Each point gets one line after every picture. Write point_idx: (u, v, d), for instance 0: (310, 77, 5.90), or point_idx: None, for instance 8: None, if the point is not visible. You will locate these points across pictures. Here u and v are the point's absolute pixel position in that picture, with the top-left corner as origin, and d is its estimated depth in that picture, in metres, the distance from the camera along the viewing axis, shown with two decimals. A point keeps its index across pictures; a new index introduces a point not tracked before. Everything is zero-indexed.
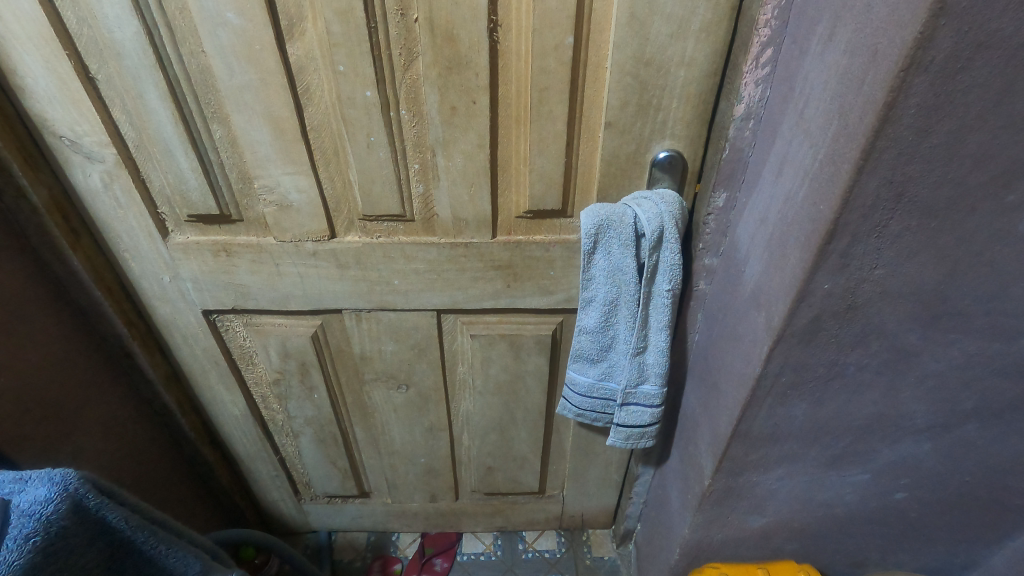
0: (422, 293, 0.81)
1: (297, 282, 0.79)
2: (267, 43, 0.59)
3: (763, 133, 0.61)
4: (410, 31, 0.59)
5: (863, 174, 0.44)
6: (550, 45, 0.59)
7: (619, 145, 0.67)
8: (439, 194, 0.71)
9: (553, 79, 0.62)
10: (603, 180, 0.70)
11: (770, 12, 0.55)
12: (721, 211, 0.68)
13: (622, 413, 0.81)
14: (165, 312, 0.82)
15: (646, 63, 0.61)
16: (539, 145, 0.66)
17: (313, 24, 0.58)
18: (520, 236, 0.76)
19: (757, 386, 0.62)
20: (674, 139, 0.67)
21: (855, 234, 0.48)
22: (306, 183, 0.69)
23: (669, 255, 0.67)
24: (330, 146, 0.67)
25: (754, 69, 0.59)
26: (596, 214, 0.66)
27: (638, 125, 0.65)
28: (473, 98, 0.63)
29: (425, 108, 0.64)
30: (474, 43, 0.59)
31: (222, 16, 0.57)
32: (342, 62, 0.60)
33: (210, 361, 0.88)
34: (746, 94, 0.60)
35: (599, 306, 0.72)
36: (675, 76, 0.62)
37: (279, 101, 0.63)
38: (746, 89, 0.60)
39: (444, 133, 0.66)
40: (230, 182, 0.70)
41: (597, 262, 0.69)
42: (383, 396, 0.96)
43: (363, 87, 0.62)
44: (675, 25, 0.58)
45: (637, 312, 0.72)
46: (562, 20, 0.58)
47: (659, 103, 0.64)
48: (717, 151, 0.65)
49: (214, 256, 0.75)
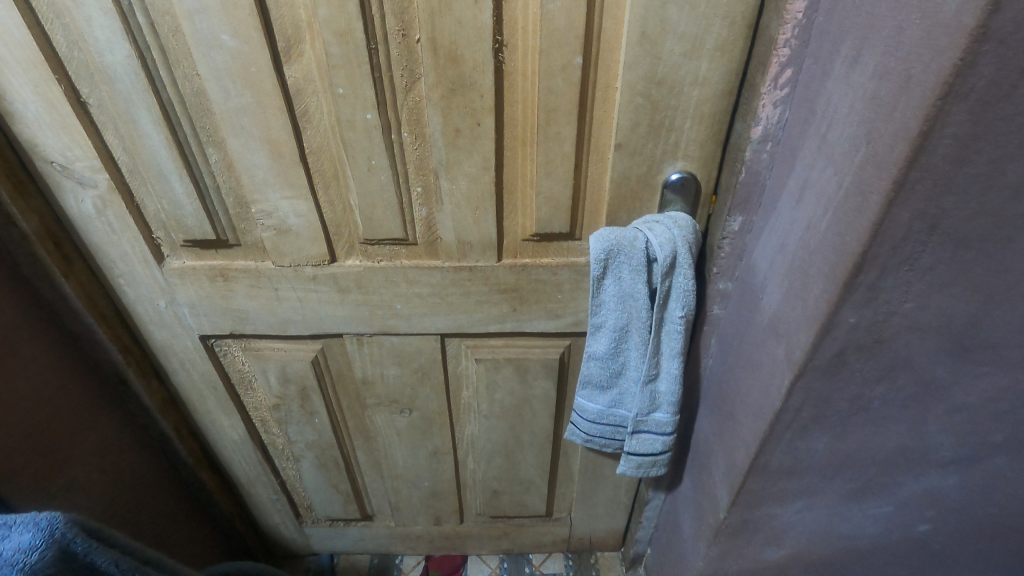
0: (426, 317, 0.79)
1: (297, 306, 0.77)
2: (264, 64, 0.57)
3: (782, 157, 0.57)
4: (412, 52, 0.57)
5: (894, 206, 0.42)
6: (557, 65, 0.57)
7: (629, 166, 0.64)
8: (442, 217, 0.69)
9: (561, 100, 0.59)
10: (612, 203, 0.67)
11: (790, 31, 0.52)
12: (737, 235, 0.65)
13: (633, 441, 0.78)
14: (162, 338, 0.80)
15: (657, 84, 0.58)
16: (546, 167, 0.64)
17: (311, 45, 0.56)
18: (526, 260, 0.73)
19: (777, 421, 0.59)
20: (687, 161, 0.64)
21: (884, 267, 0.45)
22: (305, 208, 0.67)
23: (682, 281, 0.65)
24: (330, 169, 0.65)
25: (772, 90, 0.55)
26: (605, 238, 0.64)
27: (649, 145, 0.63)
28: (478, 119, 0.61)
29: (427, 129, 0.62)
30: (479, 64, 0.57)
31: (217, 38, 0.55)
32: (342, 84, 0.58)
33: (208, 386, 0.86)
34: (764, 115, 0.56)
35: (608, 332, 0.70)
36: (688, 96, 0.59)
37: (277, 124, 0.61)
38: (764, 110, 0.56)
39: (448, 156, 0.63)
40: (227, 207, 0.68)
41: (605, 287, 0.67)
42: (385, 419, 0.94)
43: (363, 109, 0.59)
44: (689, 43, 0.56)
45: (649, 338, 0.69)
46: (571, 39, 0.55)
47: (671, 124, 0.61)
48: (732, 174, 0.62)
49: (211, 281, 0.73)
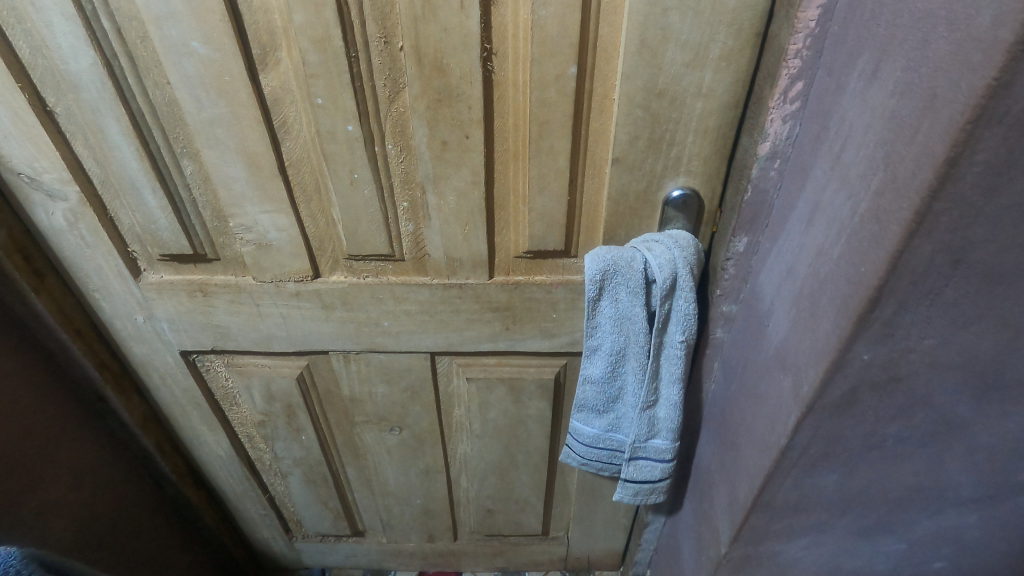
0: (414, 335, 0.75)
1: (280, 323, 0.74)
2: (238, 73, 0.53)
3: (791, 176, 0.52)
4: (395, 60, 0.53)
5: (915, 238, 0.38)
6: (550, 75, 0.53)
7: (628, 182, 0.60)
8: (430, 233, 0.65)
9: (554, 112, 0.55)
10: (609, 220, 0.63)
11: (801, 41, 0.47)
12: (742, 256, 0.60)
13: (630, 467, 0.75)
14: (142, 353, 0.77)
15: (658, 95, 0.54)
16: (539, 182, 0.60)
17: (288, 53, 0.53)
18: (520, 277, 0.70)
19: (783, 458, 0.55)
20: (689, 177, 0.60)
21: (903, 301, 0.41)
22: (286, 222, 0.64)
23: (682, 304, 0.61)
24: (311, 183, 0.62)
25: (780, 105, 0.50)
26: (600, 258, 0.60)
27: (649, 160, 0.59)
28: (466, 132, 0.57)
29: (413, 142, 0.58)
30: (466, 73, 0.53)
31: (187, 45, 0.51)
32: (321, 94, 0.54)
33: (190, 402, 0.83)
34: (772, 131, 0.52)
35: (604, 355, 0.67)
36: (690, 108, 0.55)
37: (254, 135, 0.57)
38: (771, 126, 0.52)
39: (435, 169, 0.60)
40: (204, 220, 0.64)
41: (601, 308, 0.63)
42: (375, 437, 0.91)
43: (344, 121, 0.56)
44: (692, 53, 0.52)
45: (648, 363, 0.66)
46: (564, 48, 0.51)
47: (672, 138, 0.57)
48: (737, 191, 0.57)
49: (190, 296, 0.70)
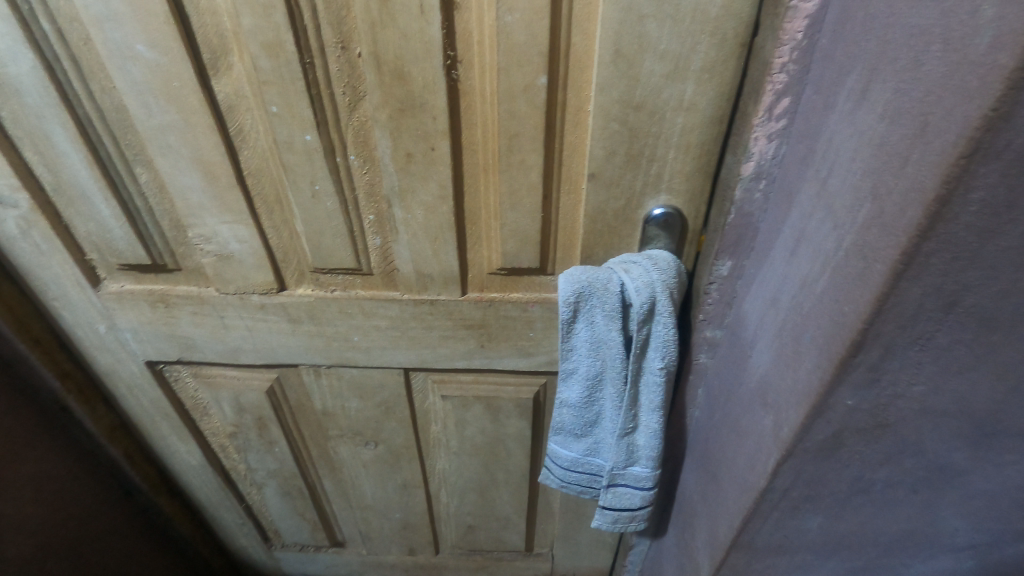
0: (386, 351, 0.72)
1: (246, 335, 0.71)
2: (187, 78, 0.50)
3: (777, 199, 0.48)
4: (354, 67, 0.50)
5: (902, 279, 0.34)
6: (519, 86, 0.49)
7: (606, 199, 0.56)
8: (398, 247, 0.62)
9: (524, 124, 0.51)
10: (587, 238, 0.60)
11: (787, 54, 0.43)
12: (726, 280, 0.56)
13: (608, 495, 0.71)
14: (106, 362, 0.74)
15: (635, 109, 0.50)
16: (511, 198, 0.56)
17: (240, 58, 0.49)
18: (494, 294, 0.66)
19: (762, 500, 0.51)
20: (671, 195, 0.56)
21: (890, 345, 0.37)
22: (247, 233, 0.61)
23: (661, 329, 0.57)
24: (272, 194, 0.59)
25: (765, 121, 0.46)
26: (575, 278, 0.56)
27: (627, 177, 0.55)
28: (431, 144, 0.53)
29: (376, 153, 0.55)
30: (429, 82, 0.49)
31: (132, 49, 0.48)
32: (275, 103, 0.51)
33: (159, 412, 0.81)
34: (757, 149, 0.48)
35: (580, 379, 0.63)
36: (671, 123, 0.51)
37: (208, 144, 0.54)
38: (756, 144, 0.48)
39: (400, 182, 0.56)
40: (162, 230, 0.61)
41: (576, 331, 0.59)
42: (350, 451, 0.88)
43: (301, 130, 0.53)
44: (671, 64, 0.48)
45: (625, 390, 0.62)
46: (533, 56, 0.47)
47: (652, 154, 0.53)
48: (721, 212, 0.53)
49: (151, 307, 0.68)
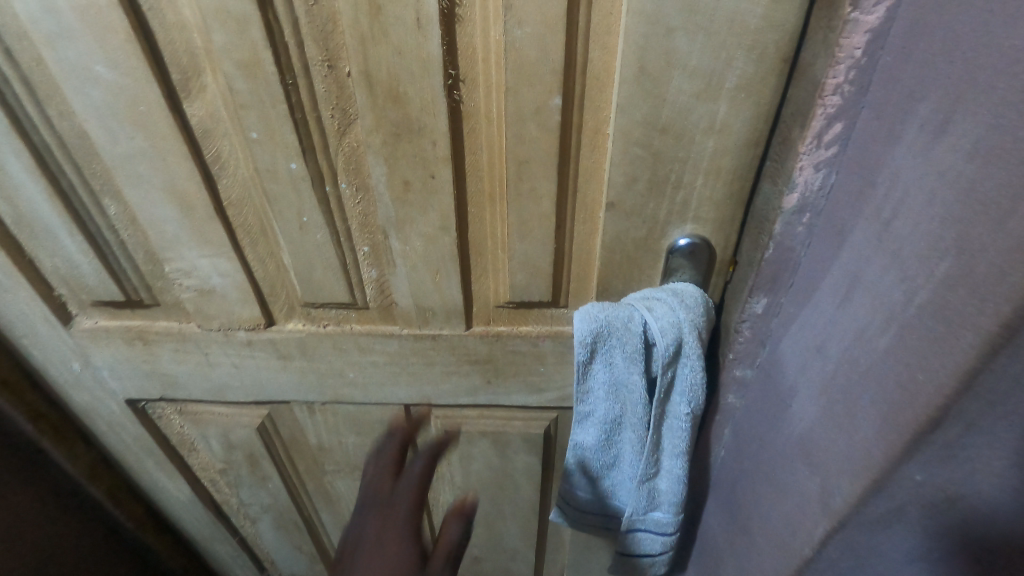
0: (384, 387, 0.66)
1: (232, 372, 0.65)
2: (154, 101, 0.44)
3: (823, 235, 0.42)
4: (343, 87, 0.44)
5: (1002, 354, 0.28)
6: (529, 107, 0.43)
7: (625, 229, 0.51)
8: (396, 280, 0.56)
9: (535, 149, 0.46)
10: (604, 270, 0.54)
11: (843, 74, 0.37)
12: (760, 319, 0.50)
13: (627, 539, 0.65)
14: (83, 400, 0.69)
15: (661, 131, 0.44)
16: (520, 229, 0.51)
17: (213, 79, 0.44)
18: (502, 328, 0.61)
19: (806, 569, 0.46)
20: (698, 224, 0.50)
21: (975, 423, 0.32)
22: (229, 267, 0.55)
23: (688, 371, 0.52)
24: (255, 225, 0.53)
25: (813, 149, 0.40)
26: (592, 317, 0.51)
27: (650, 205, 0.49)
28: (431, 171, 0.48)
29: (370, 181, 0.49)
30: (428, 104, 0.44)
31: (90, 70, 0.43)
32: (255, 128, 0.45)
33: (143, 449, 0.76)
34: (801, 180, 0.41)
35: (598, 422, 0.58)
36: (701, 146, 0.45)
37: (182, 173, 0.49)
38: (800, 173, 0.41)
39: (396, 212, 0.51)
40: (136, 264, 0.56)
41: (592, 372, 0.54)
42: (348, 485, 0.82)
43: (285, 157, 0.47)
44: (703, 82, 0.42)
45: (647, 435, 0.56)
46: (546, 75, 0.42)
47: (678, 180, 0.47)
48: (756, 246, 0.47)
49: (129, 344, 0.62)
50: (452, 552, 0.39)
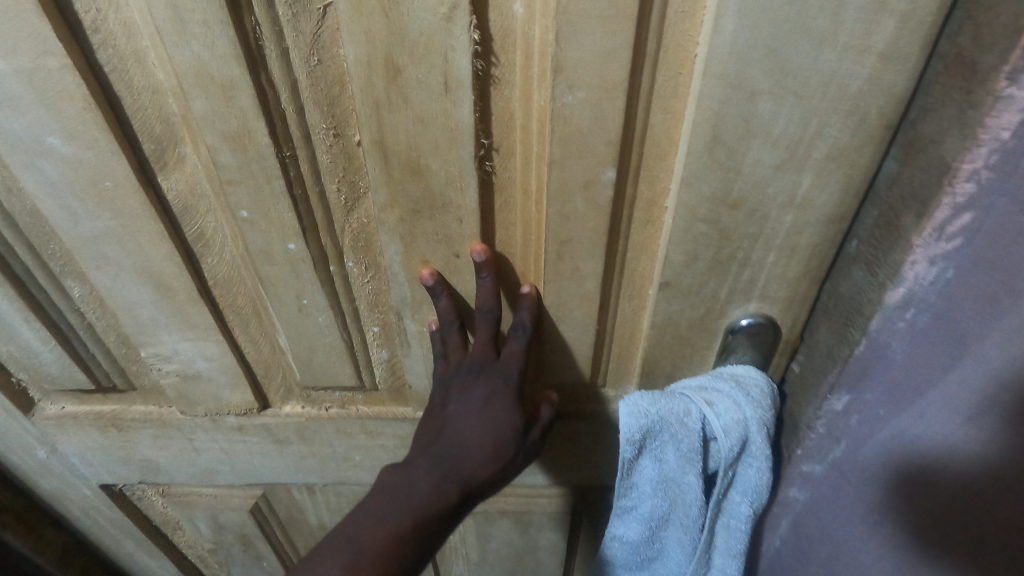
0: None
1: (221, 457, 0.58)
2: (122, 176, 0.37)
3: (932, 337, 0.36)
4: (352, 157, 0.37)
5: None
6: (577, 182, 0.36)
7: (679, 309, 0.44)
8: (410, 363, 0.49)
9: (581, 227, 0.38)
10: (651, 351, 0.47)
11: (984, 157, 0.30)
12: (839, 417, 0.42)
13: None
14: (54, 486, 0.62)
15: (731, 206, 0.37)
16: (558, 310, 0.44)
17: (193, 149, 0.36)
18: None
19: None
20: (764, 303, 0.43)
21: None
22: (216, 350, 0.48)
23: (753, 470, 0.45)
24: (247, 305, 0.45)
25: (929, 242, 0.33)
26: (643, 409, 0.44)
27: (710, 284, 0.42)
28: (455, 249, 0.40)
29: (382, 259, 0.42)
30: (454, 178, 0.36)
31: (41, 142, 0.35)
32: (245, 205, 0.37)
33: (121, 532, 0.68)
34: (912, 272, 0.34)
35: (641, 518, 0.50)
36: (776, 222, 0.38)
37: (158, 254, 0.41)
38: (911, 267, 0.34)
39: (413, 293, 0.43)
40: (106, 349, 0.48)
41: (640, 467, 0.47)
42: None
43: (281, 237, 0.39)
44: (787, 153, 0.35)
45: (700, 536, 0.49)
46: (599, 146, 0.34)
47: (746, 258, 0.40)
48: (840, 339, 0.40)
49: (101, 432, 0.54)
50: (545, 427, 0.47)
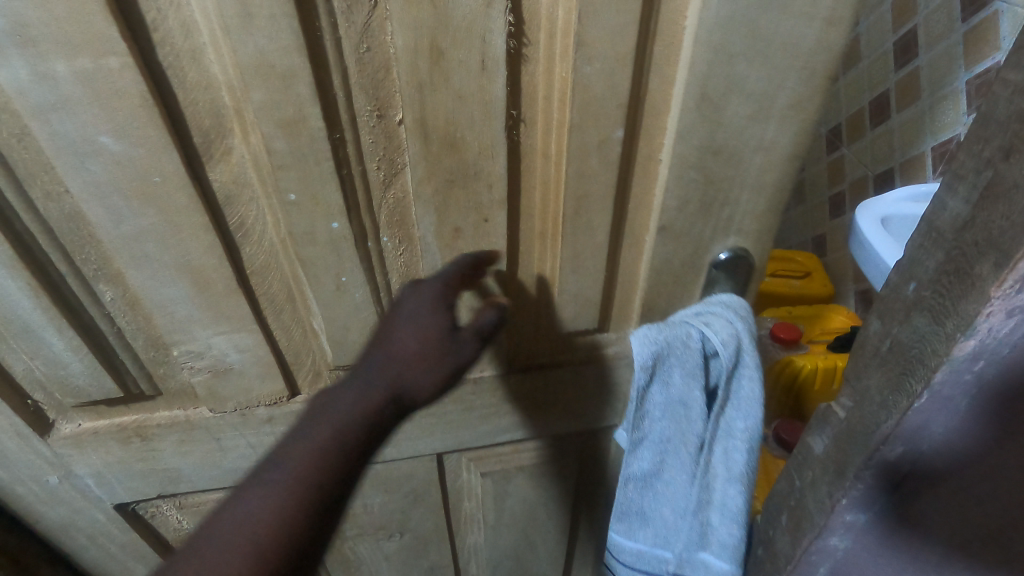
0: (417, 440, 0.63)
1: (247, 454, 0.58)
2: (172, 171, 0.38)
3: (993, 382, 0.35)
4: (392, 137, 0.41)
5: None
6: (592, 143, 0.42)
7: (673, 250, 0.51)
8: None
9: (595, 184, 0.45)
10: (649, 292, 0.54)
11: None
12: (890, 463, 0.40)
13: None
14: (61, 515, 0.59)
15: (714, 153, 0.45)
16: (573, 262, 0.50)
17: (242, 140, 0.39)
18: (542, 361, 0.59)
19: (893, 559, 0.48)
20: (740, 237, 0.52)
21: None
22: (250, 341, 0.49)
23: (747, 384, 0.53)
24: (282, 291, 0.48)
25: (1009, 293, 0.30)
26: (651, 340, 0.51)
27: (697, 225, 0.50)
28: (484, 214, 0.45)
29: (415, 231, 0.46)
30: (487, 147, 0.41)
31: (92, 142, 0.36)
32: (293, 189, 0.40)
33: (133, 555, 0.66)
34: (986, 326, 0.31)
35: (652, 443, 0.57)
36: (748, 165, 0.46)
37: (200, 247, 0.42)
38: (987, 320, 0.31)
39: (443, 261, 0.48)
40: (135, 353, 0.48)
41: (650, 394, 0.54)
42: (370, 547, 0.77)
43: (326, 217, 0.42)
44: (756, 105, 0.43)
45: (704, 455, 0.55)
46: (611, 109, 0.41)
47: (725, 198, 0.48)
48: (897, 388, 0.37)
49: (122, 444, 0.54)
50: (484, 330, 0.46)
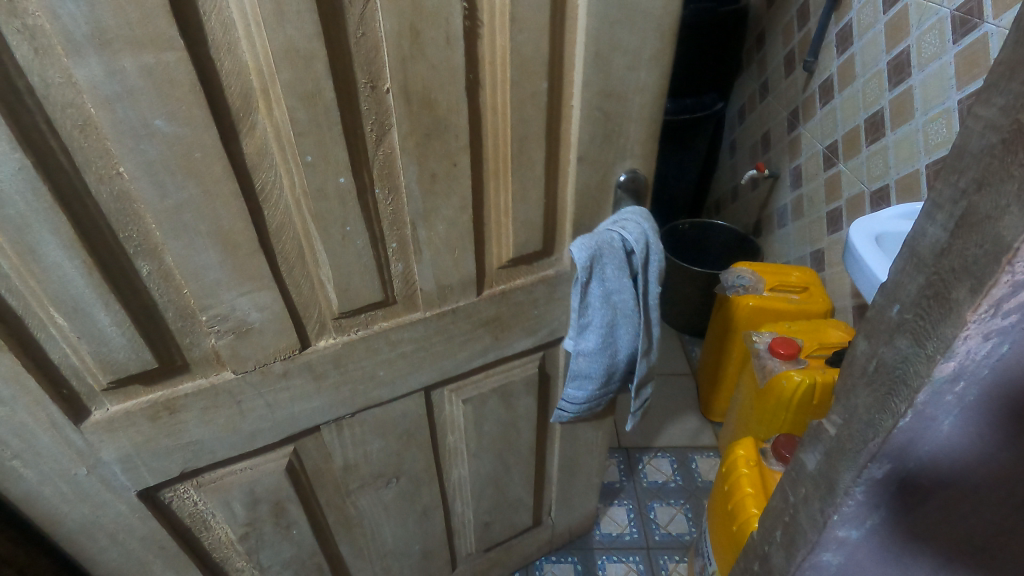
0: (408, 377, 0.73)
1: (264, 413, 0.65)
2: (211, 145, 0.47)
3: (968, 396, 0.43)
4: (381, 103, 0.52)
5: None
6: (527, 94, 0.57)
7: (590, 175, 0.68)
8: (422, 268, 0.65)
9: (531, 126, 0.60)
10: (577, 212, 0.70)
11: None
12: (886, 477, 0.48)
13: (631, 397, 0.86)
14: (83, 513, 0.62)
15: (609, 95, 0.62)
16: (521, 193, 0.64)
17: (266, 115, 0.48)
18: (503, 286, 0.73)
19: None
20: (633, 160, 0.70)
21: None
22: (269, 298, 0.57)
23: (655, 262, 0.73)
24: (294, 249, 0.57)
25: (982, 317, 0.38)
26: (588, 245, 0.67)
27: (604, 153, 0.67)
28: (454, 160, 0.58)
29: (401, 182, 0.58)
30: (453, 104, 0.55)
31: (147, 125, 0.44)
32: (310, 151, 0.50)
33: (151, 548, 0.69)
34: (961, 350, 0.39)
35: (596, 328, 0.74)
36: (632, 102, 0.64)
37: (231, 213, 0.51)
38: (963, 343, 0.39)
39: (424, 204, 0.60)
40: (166, 324, 0.55)
41: (591, 288, 0.70)
42: (371, 499, 0.85)
43: (335, 173, 0.53)
44: (632, 57, 0.61)
45: (634, 320, 0.75)
46: (537, 67, 0.56)
47: (621, 130, 0.66)
48: (883, 410, 0.45)
49: (151, 420, 0.58)
50: None
